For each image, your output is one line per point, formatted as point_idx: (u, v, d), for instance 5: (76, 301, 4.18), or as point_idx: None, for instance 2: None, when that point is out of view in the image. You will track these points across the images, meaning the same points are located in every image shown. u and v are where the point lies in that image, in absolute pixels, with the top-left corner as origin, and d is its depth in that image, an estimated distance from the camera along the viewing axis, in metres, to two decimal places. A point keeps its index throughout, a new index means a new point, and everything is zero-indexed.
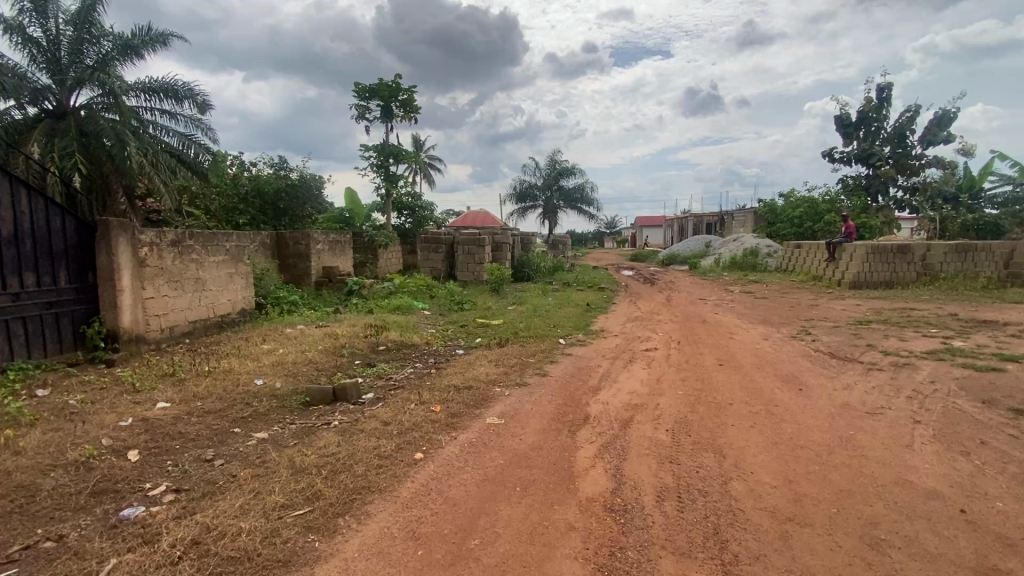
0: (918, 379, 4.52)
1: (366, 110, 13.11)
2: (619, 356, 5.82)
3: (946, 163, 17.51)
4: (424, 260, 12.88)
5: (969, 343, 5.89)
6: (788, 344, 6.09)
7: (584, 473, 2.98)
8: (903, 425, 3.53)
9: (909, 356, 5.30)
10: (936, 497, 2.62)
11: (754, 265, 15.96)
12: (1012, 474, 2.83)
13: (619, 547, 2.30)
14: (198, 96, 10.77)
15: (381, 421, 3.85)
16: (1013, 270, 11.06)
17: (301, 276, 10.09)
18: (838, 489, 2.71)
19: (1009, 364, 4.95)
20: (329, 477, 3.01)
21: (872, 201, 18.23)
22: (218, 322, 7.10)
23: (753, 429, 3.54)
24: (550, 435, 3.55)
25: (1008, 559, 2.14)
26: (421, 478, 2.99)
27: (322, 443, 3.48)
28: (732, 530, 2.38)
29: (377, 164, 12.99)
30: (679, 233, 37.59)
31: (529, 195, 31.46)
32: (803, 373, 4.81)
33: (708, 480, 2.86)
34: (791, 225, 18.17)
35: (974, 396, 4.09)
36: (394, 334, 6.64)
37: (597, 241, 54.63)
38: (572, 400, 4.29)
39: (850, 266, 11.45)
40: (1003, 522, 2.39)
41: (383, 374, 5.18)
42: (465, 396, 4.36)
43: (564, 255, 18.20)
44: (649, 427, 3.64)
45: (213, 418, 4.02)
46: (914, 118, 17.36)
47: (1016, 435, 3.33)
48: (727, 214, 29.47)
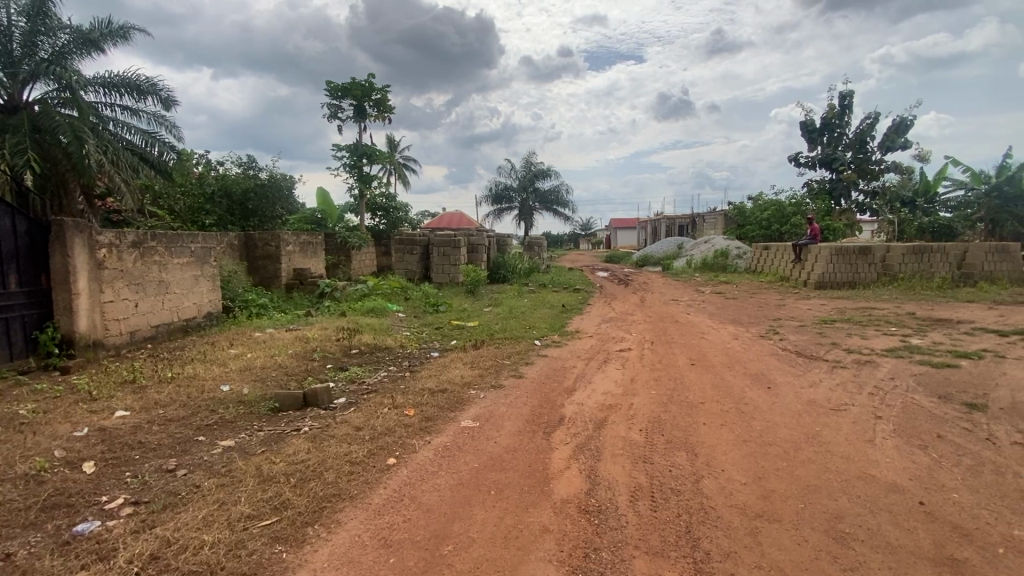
0: (879, 376, 4.68)
1: (338, 110, 12.93)
2: (594, 357, 5.86)
3: (903, 168, 18.22)
4: (399, 261, 12.73)
5: (926, 340, 6.14)
6: (757, 342, 6.22)
7: (559, 474, 2.98)
8: (865, 421, 3.64)
9: (871, 354, 5.50)
10: (896, 490, 2.70)
11: (724, 267, 16.31)
12: (967, 466, 2.95)
13: (593, 547, 2.30)
14: (162, 91, 10.40)
15: (353, 426, 3.77)
16: (966, 270, 11.61)
17: (271, 278, 9.85)
18: (805, 485, 2.77)
19: (962, 360, 5.18)
20: (298, 486, 2.92)
21: (836, 205, 18.83)
22: (182, 326, 6.86)
23: (723, 427, 3.60)
24: (525, 437, 3.54)
25: (964, 549, 2.21)
26: (394, 484, 2.93)
27: (291, 450, 3.39)
28: (703, 528, 2.40)
29: (349, 164, 12.79)
30: (653, 234, 38.11)
31: (504, 196, 31.42)
32: (772, 372, 4.93)
33: (680, 478, 2.89)
34: (759, 227, 18.68)
35: (931, 392, 4.25)
36: (368, 338, 6.52)
37: (573, 244, 54.90)
38: (548, 401, 4.29)
39: (816, 266, 11.85)
40: (959, 513, 2.48)
41: (356, 378, 5.09)
42: (439, 399, 4.31)
43: (540, 256, 18.27)
44: (623, 427, 3.67)
45: (175, 426, 3.87)
46: (874, 124, 18.03)
47: (970, 429, 3.48)
48: (698, 216, 29.98)
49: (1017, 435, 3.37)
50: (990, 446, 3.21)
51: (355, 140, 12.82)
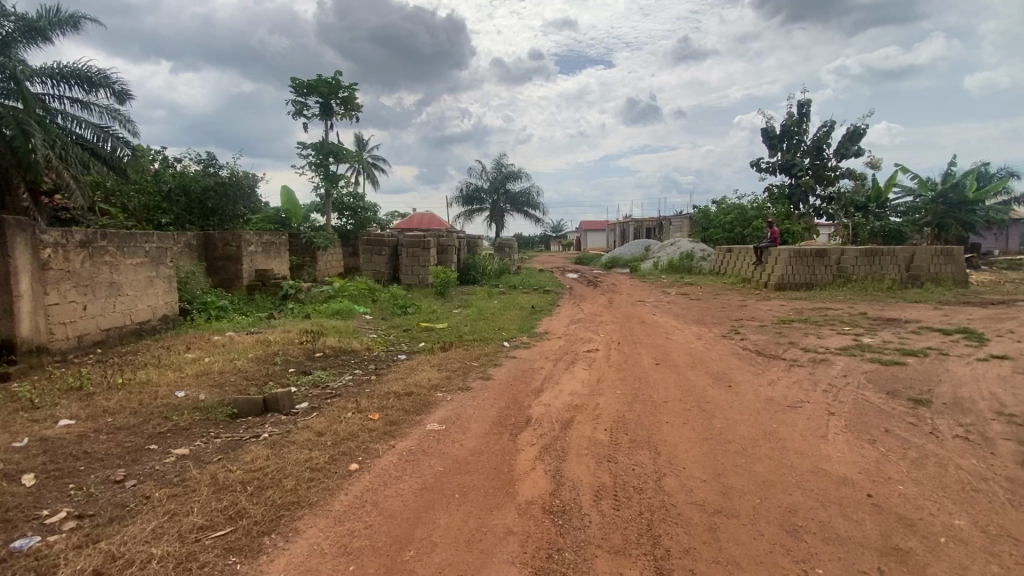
0: (833, 374, 4.88)
1: (304, 108, 12.63)
2: (562, 357, 5.90)
3: (856, 174, 19.06)
4: (367, 262, 12.54)
5: (876, 339, 6.43)
6: (719, 342, 6.39)
7: (524, 476, 2.98)
8: (819, 417, 3.78)
9: (826, 352, 5.72)
10: (846, 483, 2.81)
11: (690, 268, 16.69)
12: (912, 459, 3.10)
13: (556, 548, 2.30)
14: (115, 84, 9.93)
15: (315, 431, 3.68)
16: (914, 271, 12.23)
17: (232, 280, 9.52)
18: (762, 480, 2.85)
19: (909, 357, 5.45)
20: (255, 494, 2.83)
21: (795, 209, 19.51)
22: (135, 330, 6.55)
23: (685, 425, 3.67)
24: (492, 439, 3.52)
25: (908, 539, 2.31)
26: (356, 490, 2.86)
27: (249, 457, 3.27)
28: (664, 525, 2.44)
29: (315, 163, 12.49)
30: (621, 237, 38.72)
31: (475, 197, 31.34)
32: (732, 371, 5.08)
33: (643, 477, 2.93)
34: (723, 230, 19.23)
35: (880, 388, 4.46)
36: (332, 340, 6.37)
37: (543, 246, 55.22)
38: (515, 403, 4.29)
39: (776, 268, 12.27)
40: (904, 504, 2.60)
41: (319, 383, 4.96)
42: (405, 403, 4.25)
43: (511, 258, 18.28)
44: (588, 427, 3.70)
45: (125, 435, 3.68)
46: (830, 132, 18.81)
47: (915, 423, 3.66)
48: (665, 219, 30.61)
49: (957, 428, 3.57)
50: (933, 439, 3.39)
51: (321, 138, 12.54)
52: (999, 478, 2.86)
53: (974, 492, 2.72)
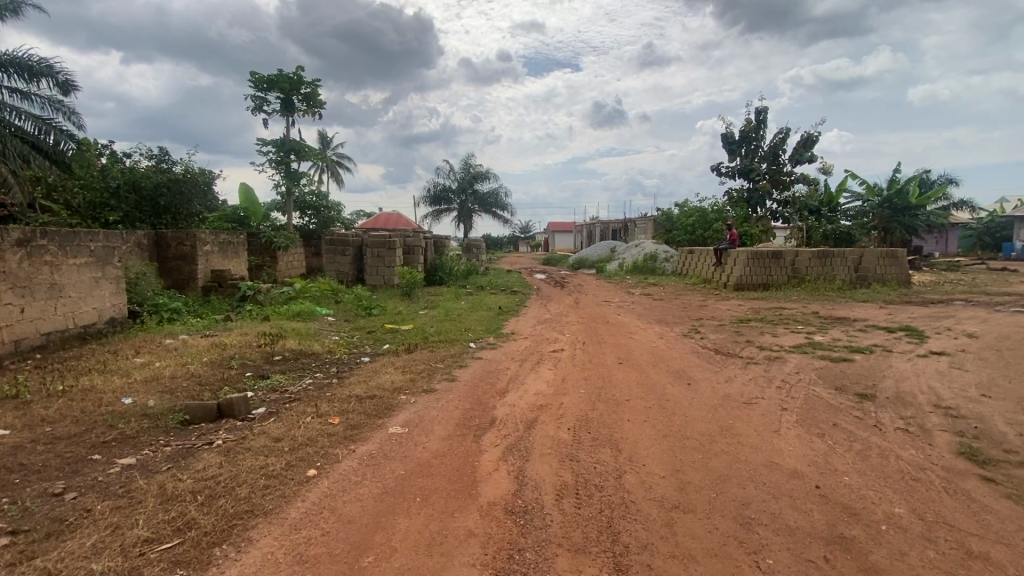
0: (786, 371, 5.08)
1: (263, 103, 12.24)
2: (528, 358, 5.92)
3: (810, 179, 19.90)
4: (330, 262, 12.27)
5: (827, 337, 6.73)
6: (679, 341, 6.56)
7: (487, 477, 2.97)
8: (773, 413, 3.92)
9: (780, 350, 5.95)
10: (796, 475, 2.92)
11: (654, 269, 17.06)
12: (857, 451, 3.25)
13: (518, 548, 2.30)
14: (59, 74, 9.38)
15: (271, 437, 3.56)
16: (862, 273, 12.87)
17: (186, 281, 9.13)
18: (718, 475, 2.93)
19: (856, 354, 5.73)
20: (205, 504, 2.71)
21: (753, 212, 20.21)
22: (80, 333, 6.19)
23: (646, 423, 3.74)
24: (455, 441, 3.50)
25: (852, 527, 2.42)
26: (314, 496, 2.79)
27: (201, 465, 3.14)
28: (624, 522, 2.48)
29: (275, 160, 12.12)
30: (588, 239, 39.23)
31: (443, 197, 31.14)
32: (691, 369, 5.21)
33: (604, 474, 2.97)
34: (685, 232, 19.75)
35: (829, 384, 4.67)
36: (292, 343, 6.19)
37: (512, 246, 55.30)
38: (480, 404, 4.27)
39: (735, 269, 12.68)
40: (849, 495, 2.72)
41: (278, 387, 4.81)
42: (367, 406, 4.17)
43: (479, 258, 18.22)
44: (552, 426, 3.72)
45: (66, 445, 3.47)
46: (785, 139, 19.58)
47: (860, 417, 3.85)
48: (630, 221, 31.17)
49: (898, 421, 3.76)
50: (876, 431, 3.56)
51: (282, 135, 12.18)
52: (936, 467, 3.04)
53: (913, 481, 2.87)
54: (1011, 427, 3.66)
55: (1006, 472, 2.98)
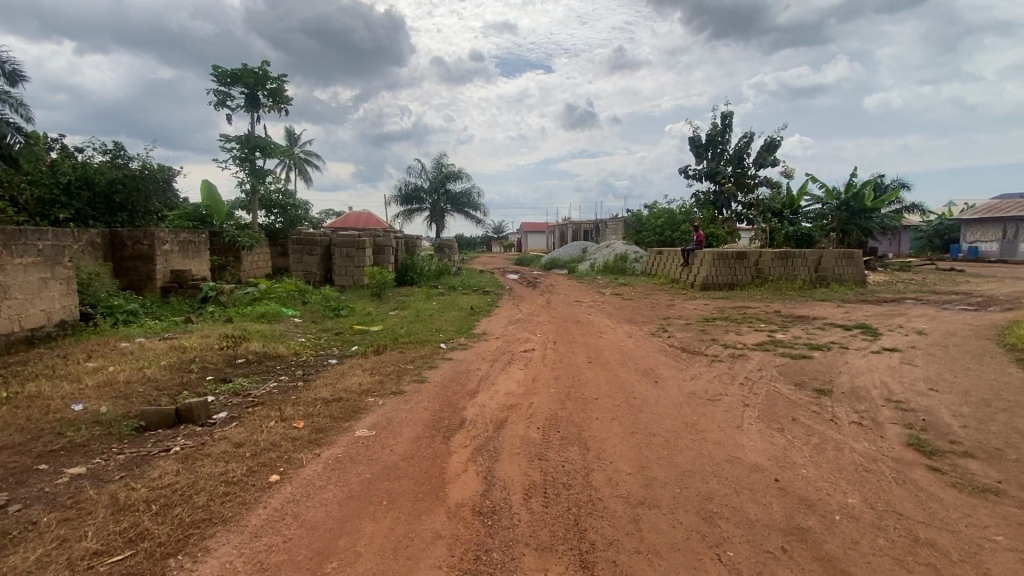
0: (749, 368, 5.23)
1: (227, 98, 11.86)
2: (499, 358, 5.91)
3: (773, 182, 20.55)
4: (297, 262, 11.99)
5: (788, 335, 6.96)
6: (648, 340, 6.68)
7: (455, 479, 2.95)
8: (736, 409, 4.03)
9: (743, 348, 6.12)
10: (757, 469, 3.01)
11: (624, 269, 17.31)
12: (814, 444, 3.38)
13: (485, 549, 2.29)
14: (5, 63, 8.86)
15: (232, 443, 3.45)
16: (821, 273, 13.37)
17: (143, 281, 8.76)
18: (682, 471, 2.99)
19: (815, 351, 5.94)
20: (160, 513, 2.60)
21: (719, 214, 20.73)
22: (26, 337, 5.86)
23: (614, 421, 3.79)
24: (424, 443, 3.46)
25: (807, 518, 2.51)
26: (276, 503, 2.71)
27: (156, 473, 3.01)
28: (591, 519, 2.50)
29: (239, 157, 11.75)
30: (560, 239, 39.52)
31: (414, 196, 30.83)
32: (658, 367, 5.31)
33: (572, 473, 2.99)
34: (654, 233, 20.13)
35: (789, 380, 4.83)
36: (256, 345, 6.01)
37: (485, 246, 55.16)
38: (449, 405, 4.24)
39: (701, 269, 13.00)
40: (806, 487, 2.82)
41: (240, 391, 4.66)
42: (333, 409, 4.09)
43: (451, 258, 18.12)
44: (522, 426, 3.72)
45: (8, 455, 3.27)
46: (749, 143, 20.17)
47: (818, 411, 3.99)
48: (601, 222, 31.56)
49: (853, 415, 3.92)
50: (832, 425, 3.71)
51: (247, 131, 11.83)
52: (886, 459, 3.18)
53: (866, 472, 3.00)
54: (955, 419, 3.86)
55: (950, 462, 3.15)
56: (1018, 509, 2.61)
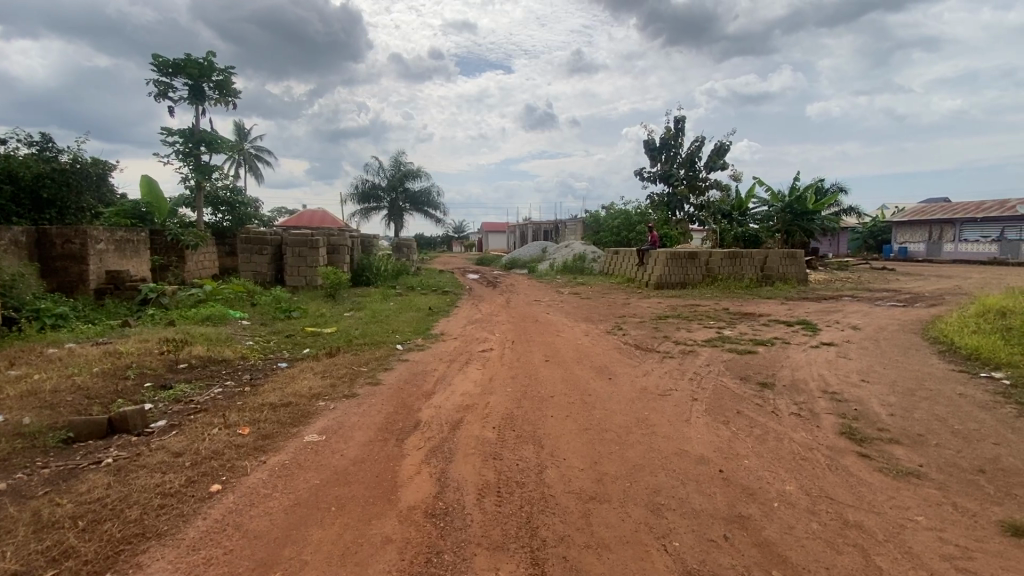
0: (698, 363, 5.42)
1: (169, 89, 11.23)
2: (456, 358, 5.88)
3: (723, 185, 21.37)
4: (246, 262, 11.52)
5: (735, 331, 7.26)
6: (604, 338, 6.80)
7: (407, 482, 2.90)
8: (685, 403, 4.16)
9: (694, 345, 6.33)
10: (702, 461, 3.12)
11: (582, 269, 17.58)
12: (756, 435, 3.54)
13: (436, 551, 2.27)
14: None
15: (171, 452, 3.26)
16: (766, 272, 14.00)
17: (74, 282, 8.18)
18: (632, 465, 3.06)
19: (760, 347, 6.23)
20: (88, 529, 2.44)
21: (673, 215, 21.38)
22: None
23: (568, 418, 3.84)
24: (376, 446, 3.39)
25: (748, 506, 2.63)
26: (216, 513, 2.59)
27: (85, 487, 2.82)
28: (542, 516, 2.52)
29: (182, 152, 11.15)
30: (521, 239, 39.74)
31: (371, 195, 30.22)
32: (613, 364, 5.42)
33: (526, 471, 3.01)
34: (612, 234, 20.55)
35: (735, 374, 5.04)
36: (200, 349, 5.72)
37: (445, 246, 54.61)
38: (404, 407, 4.17)
39: (655, 269, 13.36)
40: (748, 476, 2.95)
41: (181, 397, 4.43)
42: (281, 414, 3.94)
43: (409, 258, 17.87)
44: (477, 426, 3.71)
45: None
46: (701, 147, 20.90)
47: (761, 404, 4.18)
48: (560, 223, 31.97)
49: (792, 406, 4.13)
50: (774, 417, 3.89)
51: (190, 125, 11.24)
52: (822, 447, 3.37)
53: (802, 461, 3.17)
54: (884, 407, 4.13)
55: (878, 448, 3.37)
56: (937, 490, 2.82)
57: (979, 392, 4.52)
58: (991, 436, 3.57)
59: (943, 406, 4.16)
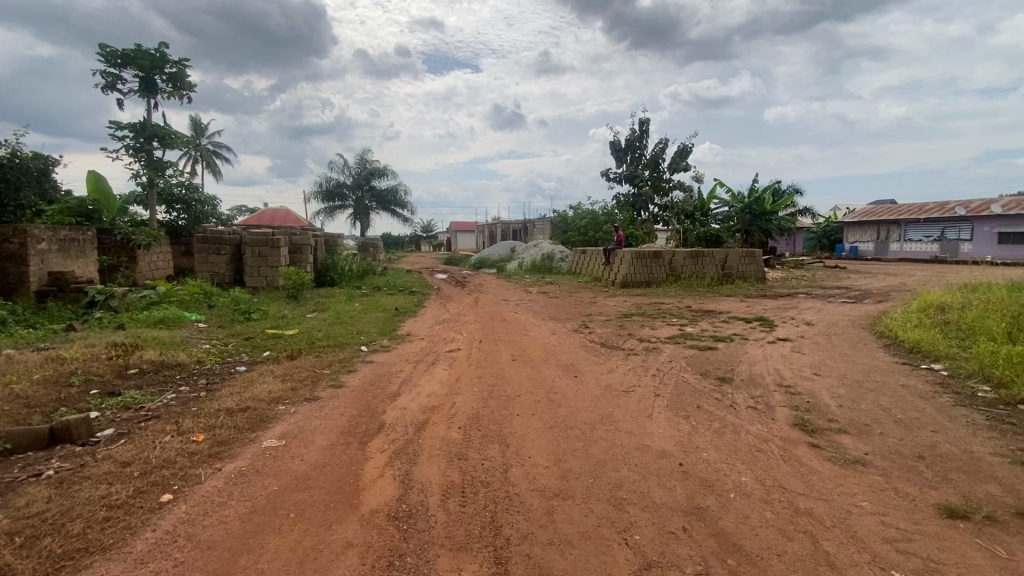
0: (661, 360, 5.55)
1: (118, 81, 10.69)
2: (423, 359, 5.82)
3: (686, 185, 21.92)
4: (203, 262, 11.10)
5: (697, 328, 7.47)
6: (570, 336, 6.88)
7: (370, 485, 2.86)
8: (647, 399, 4.25)
9: (657, 342, 6.48)
10: (663, 455, 3.20)
11: (550, 269, 17.70)
12: (714, 428, 3.65)
13: (399, 554, 2.25)
14: None
15: (118, 462, 3.11)
16: (727, 270, 14.43)
17: (13, 284, 7.69)
18: (596, 461, 3.11)
19: (720, 343, 6.43)
20: (25, 546, 2.29)
21: (638, 216, 21.79)
22: None
23: (534, 416, 3.86)
24: (338, 450, 3.32)
25: (706, 498, 2.70)
26: (167, 524, 2.48)
27: (23, 501, 2.65)
28: (506, 515, 2.53)
29: (132, 147, 10.63)
30: (489, 238, 39.75)
31: (336, 193, 29.61)
32: (579, 362, 5.49)
33: (491, 470, 3.01)
34: (579, 234, 20.78)
35: (696, 370, 5.19)
36: (152, 353, 5.48)
37: (414, 246, 53.94)
38: (368, 409, 4.10)
39: (621, 268, 13.59)
40: (707, 468, 3.04)
41: (131, 404, 4.22)
42: (238, 420, 3.81)
43: (375, 258, 17.59)
44: (443, 427, 3.69)
45: None
46: (665, 148, 21.38)
47: (720, 398, 4.32)
48: (529, 222, 32.14)
49: (750, 400, 4.28)
50: (731, 410, 4.02)
51: (142, 118, 10.73)
52: (775, 438, 3.50)
53: (758, 452, 3.29)
54: (834, 399, 4.33)
55: (827, 438, 3.53)
56: (880, 477, 2.98)
57: (920, 383, 4.79)
58: (930, 424, 3.79)
59: (887, 396, 4.39)
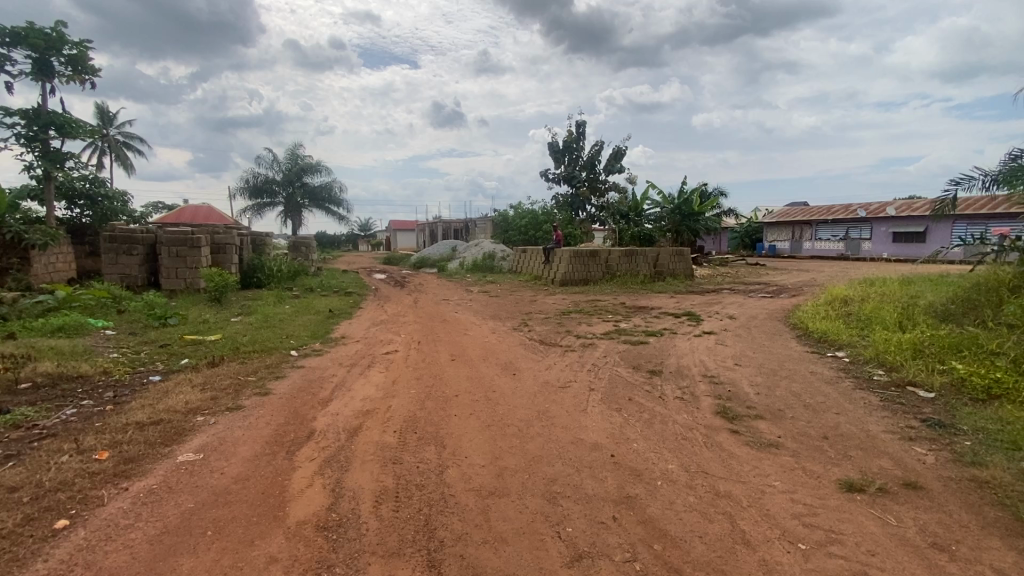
0: (596, 355, 5.71)
1: (5, 61, 9.54)
2: (358, 362, 5.65)
3: (621, 187, 22.69)
4: (112, 263, 10.14)
5: (631, 324, 7.74)
6: (510, 335, 6.92)
7: (298, 495, 2.73)
8: (582, 394, 4.35)
9: (593, 338, 6.65)
10: (596, 448, 3.28)
11: (491, 268, 17.70)
12: (645, 420, 3.80)
13: (327, 566, 2.16)
14: None
15: (2, 488, 2.77)
16: (660, 269, 15.07)
17: None
18: (532, 457, 3.15)
19: (651, 338, 6.70)
20: None
21: (576, 216, 22.29)
22: None
23: (471, 416, 3.85)
24: (263, 461, 3.15)
25: (635, 487, 2.81)
26: (62, 553, 2.25)
27: None
28: (441, 517, 2.50)
29: (24, 136, 9.54)
30: (430, 237, 39.22)
31: (265, 190, 28.08)
32: (517, 360, 5.53)
33: (426, 473, 2.96)
34: (519, 233, 20.95)
35: (629, 364, 5.38)
36: (48, 365, 4.93)
37: (351, 246, 52.16)
38: (297, 417, 3.92)
39: (560, 267, 13.82)
40: (637, 458, 3.16)
41: (21, 423, 3.77)
42: (149, 434, 3.51)
43: (308, 258, 16.83)
44: (377, 431, 3.59)
45: None
46: (601, 151, 22.01)
47: (651, 390, 4.50)
48: (470, 221, 32.03)
49: (677, 391, 4.49)
50: (661, 402, 4.20)
51: (35, 104, 9.64)
52: (700, 427, 3.70)
53: (684, 440, 3.46)
54: (752, 387, 4.64)
55: (746, 423, 3.78)
56: (790, 457, 3.23)
57: (827, 369, 5.24)
58: (833, 407, 4.16)
59: (798, 383, 4.77)
